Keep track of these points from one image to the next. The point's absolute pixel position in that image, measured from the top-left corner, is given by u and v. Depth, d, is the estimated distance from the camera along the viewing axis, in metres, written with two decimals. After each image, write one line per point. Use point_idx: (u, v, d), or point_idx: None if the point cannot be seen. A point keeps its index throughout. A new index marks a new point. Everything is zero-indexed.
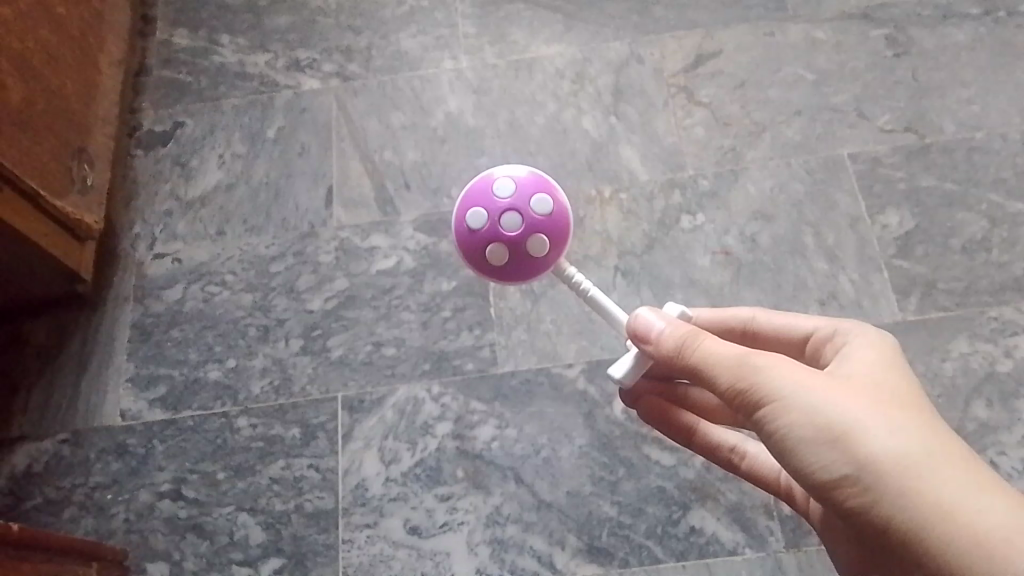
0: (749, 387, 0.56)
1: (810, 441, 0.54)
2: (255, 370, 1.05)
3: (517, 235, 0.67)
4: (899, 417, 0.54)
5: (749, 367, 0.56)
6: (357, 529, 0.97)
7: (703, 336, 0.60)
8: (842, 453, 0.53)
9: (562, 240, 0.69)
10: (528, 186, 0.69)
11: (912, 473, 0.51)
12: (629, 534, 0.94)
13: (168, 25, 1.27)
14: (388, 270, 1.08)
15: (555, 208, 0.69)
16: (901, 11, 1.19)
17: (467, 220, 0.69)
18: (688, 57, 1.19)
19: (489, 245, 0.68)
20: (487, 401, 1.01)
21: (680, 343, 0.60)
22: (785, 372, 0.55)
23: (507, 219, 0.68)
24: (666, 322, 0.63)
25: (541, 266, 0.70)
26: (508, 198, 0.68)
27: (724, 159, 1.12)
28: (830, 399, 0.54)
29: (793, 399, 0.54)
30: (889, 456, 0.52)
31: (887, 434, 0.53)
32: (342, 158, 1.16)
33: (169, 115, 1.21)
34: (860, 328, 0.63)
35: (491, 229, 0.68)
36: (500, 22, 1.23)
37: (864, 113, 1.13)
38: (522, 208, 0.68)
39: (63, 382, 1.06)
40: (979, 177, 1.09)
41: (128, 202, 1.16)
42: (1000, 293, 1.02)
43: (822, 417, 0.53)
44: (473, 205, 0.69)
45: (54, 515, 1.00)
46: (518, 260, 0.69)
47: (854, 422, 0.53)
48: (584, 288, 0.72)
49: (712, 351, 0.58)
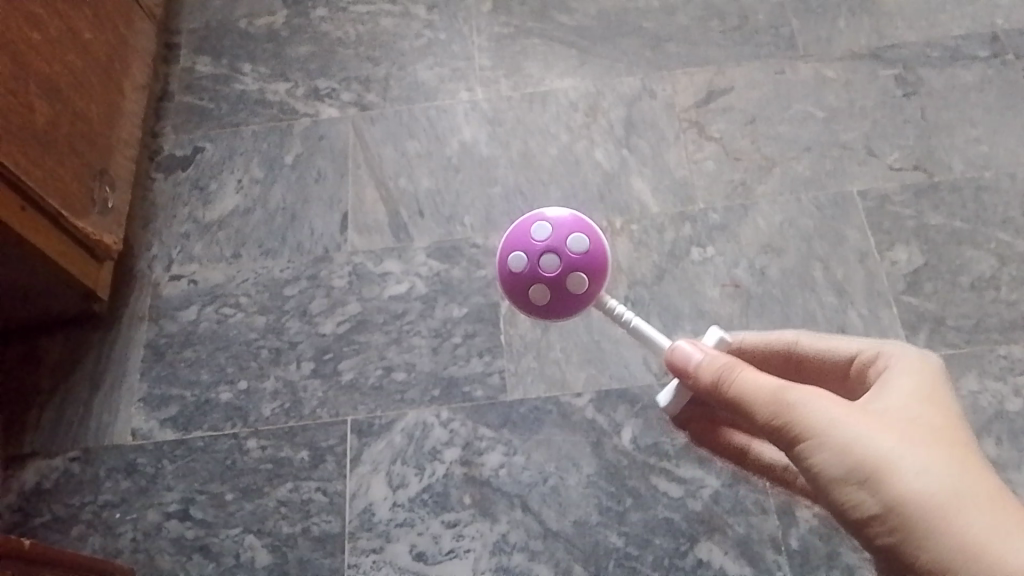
0: (783, 423, 0.56)
1: (842, 478, 0.54)
2: (266, 392, 1.06)
3: (556, 274, 0.68)
4: (933, 456, 0.53)
5: (785, 401, 0.56)
6: (363, 554, 0.97)
7: (742, 367, 0.61)
8: (872, 491, 0.53)
9: (602, 276, 0.69)
10: (564, 226, 0.69)
11: (941, 512, 0.51)
12: (636, 565, 0.94)
13: (191, 52, 1.30)
14: (400, 295, 1.10)
15: (592, 245, 0.69)
16: (910, 52, 1.21)
17: (507, 264, 0.70)
18: (699, 92, 1.20)
19: (530, 287, 0.69)
20: (496, 428, 1.01)
21: (718, 376, 0.61)
22: (820, 406, 0.55)
23: (545, 260, 0.68)
24: (706, 353, 0.64)
25: (585, 302, 0.70)
26: (546, 239, 0.69)
27: (734, 193, 1.13)
28: (862, 436, 0.54)
29: (827, 436, 0.54)
30: (917, 494, 0.51)
31: (920, 472, 0.52)
32: (357, 184, 1.17)
33: (189, 140, 1.23)
34: (906, 350, 0.62)
35: (531, 271, 0.68)
36: (515, 55, 1.25)
37: (873, 150, 1.15)
38: (560, 248, 0.69)
39: (75, 399, 1.07)
40: (987, 216, 1.09)
41: (146, 224, 1.18)
42: (1008, 331, 1.02)
43: (854, 454, 0.54)
44: (512, 249, 0.70)
45: (62, 532, 1.01)
46: (559, 300, 0.69)
47: (886, 460, 0.53)
48: (625, 318, 0.72)
49: (750, 385, 0.59)
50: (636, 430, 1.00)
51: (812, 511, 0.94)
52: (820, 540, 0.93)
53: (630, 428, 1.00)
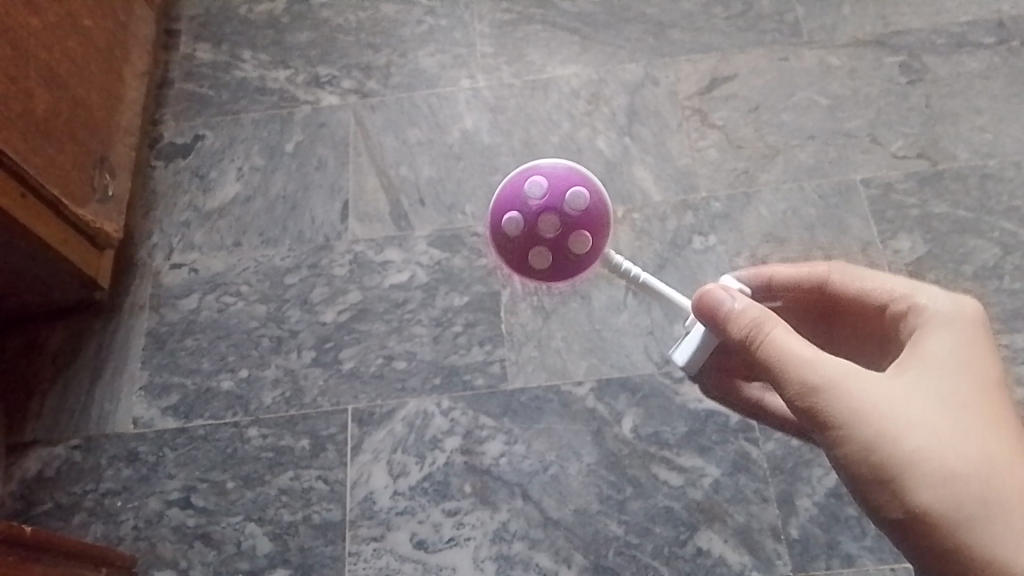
0: (809, 408, 0.55)
1: (867, 476, 0.54)
2: (267, 380, 1.06)
3: (558, 238, 0.67)
4: (964, 455, 0.53)
5: (812, 384, 0.55)
6: (364, 542, 0.97)
7: (775, 324, 0.58)
8: (896, 494, 0.54)
9: (603, 233, 0.69)
10: (560, 183, 0.68)
11: (966, 523, 0.52)
12: (636, 553, 0.94)
13: (190, 39, 1.30)
14: (400, 284, 1.09)
15: (589, 201, 0.68)
16: (916, 39, 1.20)
17: (503, 225, 0.68)
18: (702, 80, 1.20)
19: (530, 250, 0.68)
20: (497, 417, 1.01)
21: (746, 339, 0.59)
22: (850, 393, 0.54)
23: (543, 222, 0.67)
24: (738, 302, 0.61)
25: (586, 263, 0.69)
26: (541, 198, 0.67)
27: (736, 181, 1.13)
28: (892, 434, 0.54)
29: (854, 430, 0.54)
30: (943, 499, 0.53)
31: (948, 477, 0.53)
32: (359, 173, 1.17)
33: (190, 128, 1.23)
34: (944, 306, 0.60)
35: (529, 233, 0.67)
36: (518, 43, 1.24)
37: (876, 138, 1.14)
38: (558, 208, 0.67)
39: (77, 387, 1.07)
40: (991, 205, 1.09)
41: (147, 211, 1.18)
42: (1010, 321, 1.02)
43: (881, 454, 0.54)
44: (506, 210, 0.68)
45: (64, 520, 1.01)
46: (563, 263, 0.68)
47: (913, 462, 0.53)
48: (634, 275, 0.73)
49: (779, 356, 0.56)
50: (636, 420, 1.00)
51: (812, 500, 0.95)
52: (821, 529, 0.93)
53: (630, 418, 1.00)
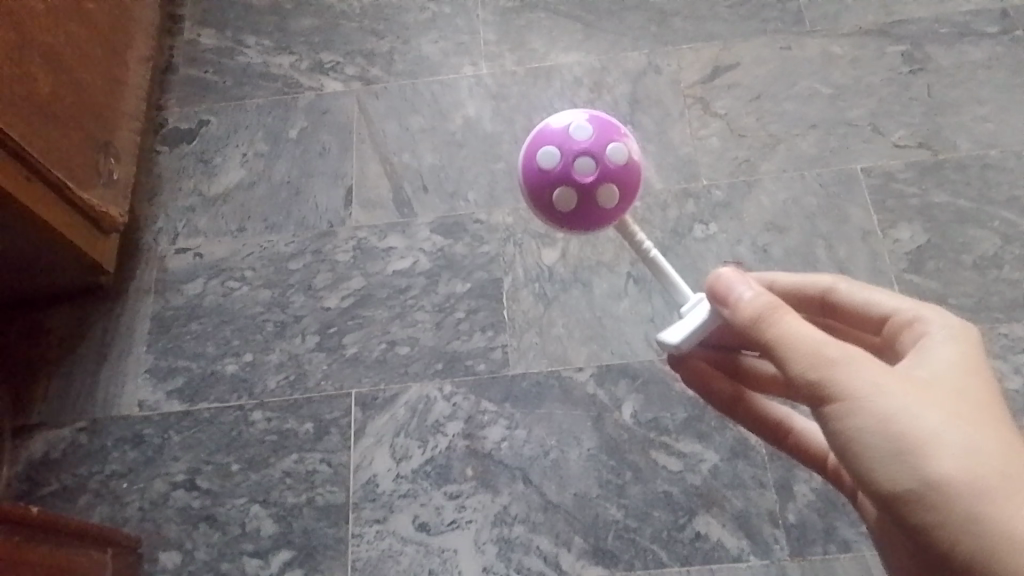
0: (823, 380, 0.55)
1: (882, 452, 0.53)
2: (271, 364, 1.07)
3: (589, 180, 0.68)
4: (977, 436, 0.53)
5: (824, 358, 0.55)
6: (366, 525, 0.98)
7: (787, 310, 0.59)
8: (914, 469, 0.53)
9: (630, 193, 0.70)
10: (606, 132, 0.69)
11: (986, 498, 0.51)
12: (635, 537, 0.96)
13: (193, 25, 1.30)
14: (402, 271, 1.10)
15: (629, 158, 0.70)
16: (918, 28, 1.20)
17: (540, 157, 0.69)
18: (704, 69, 1.20)
19: (558, 186, 0.69)
20: (498, 402, 1.02)
21: (759, 314, 0.59)
22: (864, 371, 0.54)
23: (582, 162, 0.68)
24: (748, 287, 0.62)
25: (607, 217, 0.70)
26: (585, 140, 0.69)
27: (738, 170, 1.13)
28: (906, 410, 0.53)
29: (870, 404, 0.54)
30: (960, 476, 0.52)
31: (963, 454, 0.52)
32: (362, 159, 1.18)
33: (195, 114, 1.23)
34: (945, 321, 0.62)
35: (563, 169, 0.68)
36: (521, 30, 1.24)
37: (878, 128, 1.14)
38: (599, 155, 0.68)
39: (82, 370, 1.08)
40: (992, 195, 1.09)
41: (151, 196, 1.18)
42: (1010, 310, 1.03)
43: (897, 428, 0.53)
44: (547, 144, 0.69)
45: (70, 501, 1.02)
46: (585, 208, 0.69)
47: (930, 438, 0.53)
48: (646, 249, 0.74)
49: (793, 331, 0.57)
50: (636, 406, 1.01)
51: (810, 486, 0.96)
52: (818, 514, 0.94)
53: (630, 404, 1.01)
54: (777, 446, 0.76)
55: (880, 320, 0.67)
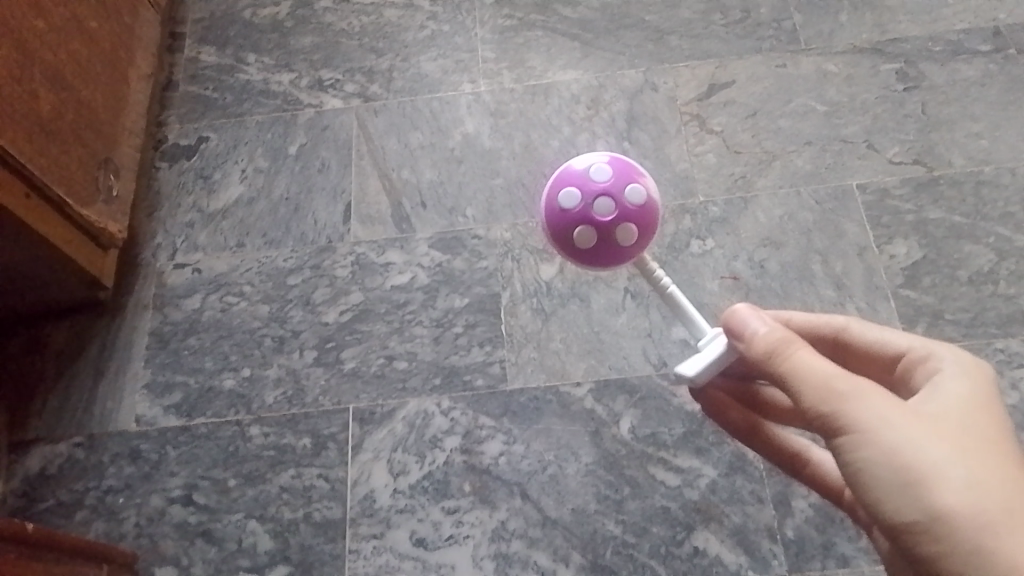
0: (832, 411, 0.55)
1: (888, 482, 0.53)
2: (269, 380, 1.07)
3: (608, 220, 0.68)
4: (982, 468, 0.53)
5: (834, 393, 0.55)
6: (364, 540, 0.98)
7: (800, 343, 0.59)
8: (917, 500, 0.52)
9: (648, 232, 0.70)
10: (624, 174, 0.69)
11: (989, 531, 0.51)
12: (633, 553, 0.95)
13: (195, 43, 1.31)
14: (401, 285, 1.11)
15: (647, 199, 0.69)
16: (912, 46, 1.21)
17: (560, 198, 0.69)
18: (700, 87, 1.21)
19: (577, 226, 0.68)
20: (496, 417, 1.02)
21: (772, 347, 0.59)
22: (871, 403, 0.54)
23: (600, 202, 0.68)
24: (762, 322, 0.61)
25: (625, 256, 0.70)
26: (604, 181, 0.68)
27: (734, 186, 1.14)
28: (912, 441, 0.53)
29: (875, 436, 0.54)
30: (963, 507, 0.51)
31: (966, 486, 0.52)
32: (361, 175, 1.18)
33: (194, 130, 1.24)
34: (958, 357, 0.61)
35: (582, 209, 0.68)
36: (519, 49, 1.26)
37: (873, 145, 1.15)
38: (617, 195, 0.68)
39: (80, 386, 1.08)
40: (986, 211, 1.10)
41: (151, 212, 1.19)
42: (1006, 325, 1.03)
43: (901, 459, 0.53)
44: (567, 185, 0.69)
45: (66, 517, 1.02)
46: (604, 247, 0.69)
47: (934, 470, 0.53)
48: (664, 285, 0.72)
49: (805, 365, 0.57)
50: (634, 421, 1.01)
51: (808, 501, 0.95)
52: (816, 530, 0.94)
53: (628, 419, 1.01)
54: (792, 475, 0.76)
55: (893, 356, 0.66)
